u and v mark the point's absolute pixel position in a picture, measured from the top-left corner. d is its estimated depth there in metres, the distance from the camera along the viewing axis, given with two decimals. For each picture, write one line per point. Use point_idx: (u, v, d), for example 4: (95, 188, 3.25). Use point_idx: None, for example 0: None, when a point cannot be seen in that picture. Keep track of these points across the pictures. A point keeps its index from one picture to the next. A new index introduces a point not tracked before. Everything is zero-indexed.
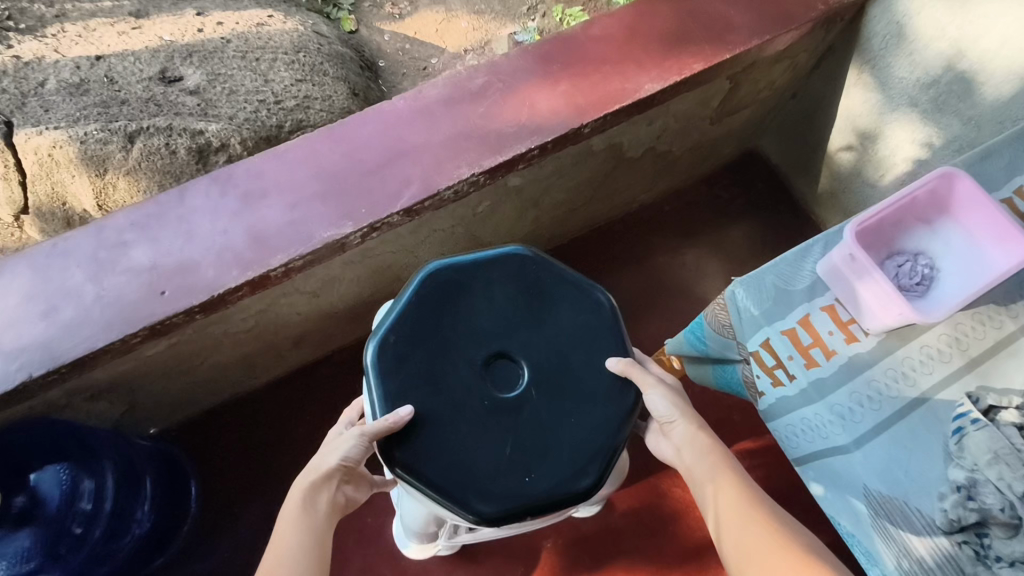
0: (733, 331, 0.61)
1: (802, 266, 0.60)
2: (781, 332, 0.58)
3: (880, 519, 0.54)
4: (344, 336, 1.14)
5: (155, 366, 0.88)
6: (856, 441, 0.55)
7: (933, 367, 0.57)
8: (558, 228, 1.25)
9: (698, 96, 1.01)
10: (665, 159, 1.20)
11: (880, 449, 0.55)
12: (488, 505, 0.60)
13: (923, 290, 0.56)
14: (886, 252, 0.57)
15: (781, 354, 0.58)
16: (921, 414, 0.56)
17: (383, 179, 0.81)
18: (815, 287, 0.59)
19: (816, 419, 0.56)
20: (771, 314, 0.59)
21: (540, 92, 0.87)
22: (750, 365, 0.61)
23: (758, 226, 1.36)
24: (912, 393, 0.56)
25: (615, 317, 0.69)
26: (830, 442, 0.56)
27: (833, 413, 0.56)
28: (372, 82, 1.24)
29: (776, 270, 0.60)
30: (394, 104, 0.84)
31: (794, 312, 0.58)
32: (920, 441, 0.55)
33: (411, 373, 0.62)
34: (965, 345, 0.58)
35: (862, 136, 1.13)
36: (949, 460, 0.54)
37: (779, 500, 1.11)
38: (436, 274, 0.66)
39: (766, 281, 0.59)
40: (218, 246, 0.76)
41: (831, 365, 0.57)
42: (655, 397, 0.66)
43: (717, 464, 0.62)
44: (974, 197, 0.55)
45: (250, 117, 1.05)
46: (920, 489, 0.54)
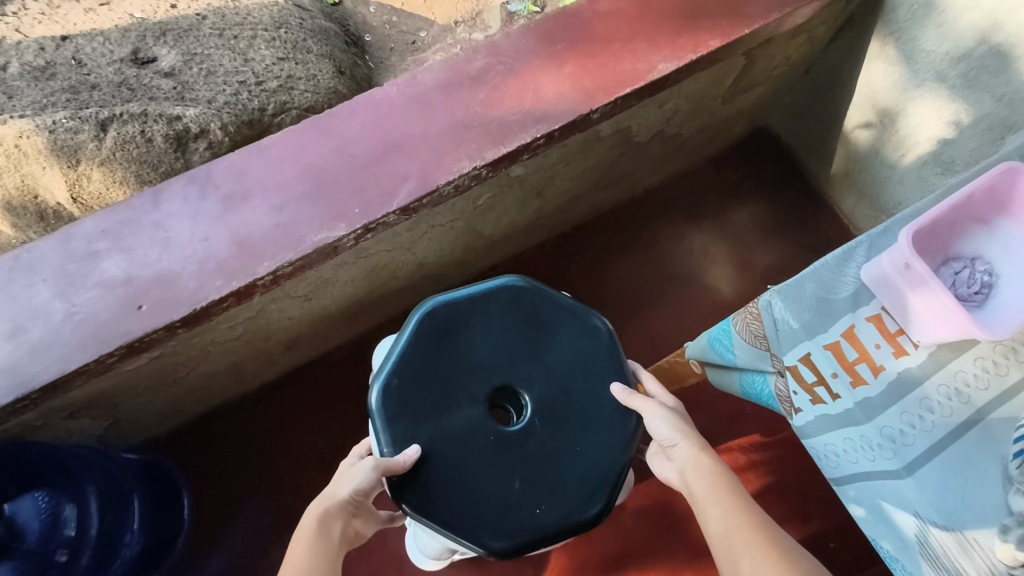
0: (768, 343, 0.57)
1: (845, 271, 0.54)
2: (825, 347, 0.54)
3: (932, 550, 0.50)
4: (338, 335, 1.08)
5: (139, 379, 0.82)
6: (908, 467, 0.51)
7: (989, 381, 0.51)
8: (561, 215, 1.18)
9: (712, 74, 0.95)
10: (674, 141, 1.13)
11: (934, 474, 0.50)
12: (502, 538, 0.63)
13: (983, 299, 0.50)
14: (941, 257, 0.52)
15: (825, 371, 0.54)
16: (978, 434, 0.51)
17: (377, 175, 0.74)
18: (860, 295, 0.54)
19: (863, 441, 0.52)
20: (813, 327, 0.54)
21: (545, 75, 0.80)
22: (787, 380, 0.56)
23: (769, 207, 1.30)
24: (967, 412, 0.51)
25: (611, 342, 0.71)
26: (879, 466, 0.52)
27: (882, 435, 0.52)
28: (358, 58, 1.13)
29: (817, 277, 0.55)
30: (387, 91, 0.77)
31: (837, 324, 0.54)
32: (977, 464, 0.50)
33: (420, 415, 0.64)
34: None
35: (883, 113, 1.07)
36: (1010, 485, 0.49)
37: (793, 495, 1.09)
38: (435, 313, 0.67)
39: (807, 289, 0.55)
40: (198, 254, 0.70)
41: (879, 383, 0.53)
42: (656, 421, 0.65)
43: (719, 486, 0.58)
44: None
45: (230, 100, 0.96)
46: (978, 518, 0.49)
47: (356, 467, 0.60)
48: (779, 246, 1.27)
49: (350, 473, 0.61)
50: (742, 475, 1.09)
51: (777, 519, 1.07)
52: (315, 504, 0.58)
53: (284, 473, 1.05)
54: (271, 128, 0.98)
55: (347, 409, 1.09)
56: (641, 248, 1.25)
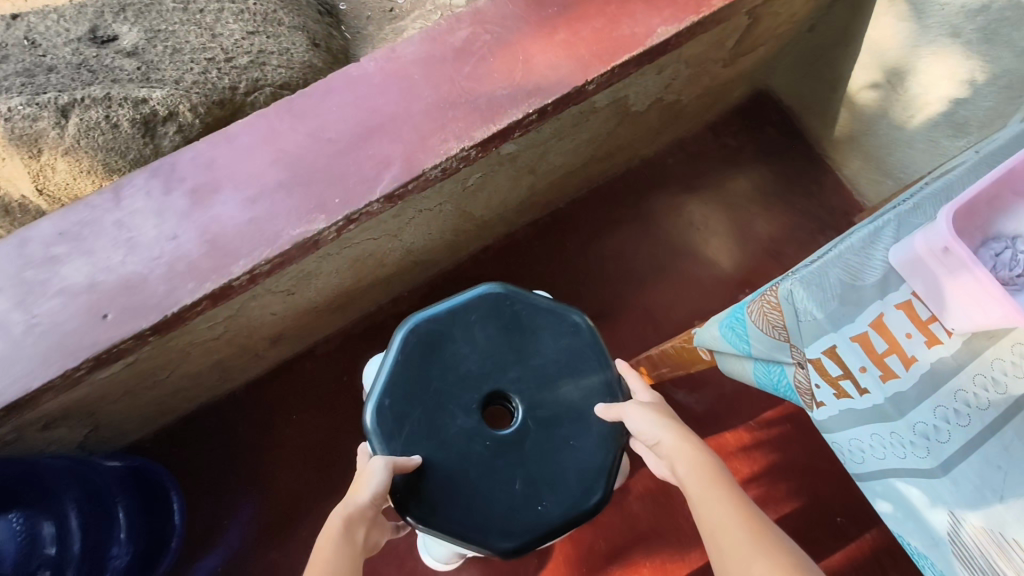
0: (787, 334, 0.53)
1: (872, 254, 0.50)
2: (851, 339, 0.50)
3: (965, 549, 0.46)
4: (327, 326, 1.04)
5: (115, 386, 0.77)
6: (942, 465, 0.47)
7: None
8: (554, 191, 1.13)
9: (714, 36, 0.88)
10: (671, 109, 1.08)
11: (970, 472, 0.46)
12: (508, 539, 0.60)
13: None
14: (980, 237, 0.47)
15: (852, 365, 0.50)
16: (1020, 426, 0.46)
17: (357, 160, 0.68)
18: (887, 281, 0.50)
19: (892, 439, 0.49)
20: (837, 318, 0.50)
21: (535, 43, 0.73)
22: (807, 373, 0.53)
23: (770, 174, 1.25)
24: (1006, 402, 0.46)
25: (594, 338, 0.67)
26: (909, 465, 0.48)
27: (915, 433, 0.48)
28: (333, 29, 1.06)
29: (842, 262, 0.51)
30: (364, 68, 0.71)
31: (865, 313, 0.50)
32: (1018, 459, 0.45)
33: (413, 431, 0.61)
34: None
35: (890, 72, 1.02)
36: None
37: (800, 471, 1.07)
38: (415, 327, 0.64)
39: (831, 276, 0.50)
40: (167, 255, 0.64)
41: (911, 376, 0.48)
42: (636, 418, 0.58)
43: (709, 477, 0.50)
44: None
45: (199, 80, 0.88)
46: (1020, 517, 0.44)
47: (370, 471, 0.54)
48: (782, 215, 1.22)
49: (363, 478, 0.55)
50: (746, 454, 1.07)
51: (785, 497, 1.05)
52: (335, 512, 0.51)
53: (277, 472, 1.01)
54: (244, 109, 0.90)
55: (339, 403, 1.05)
56: (639, 222, 1.20)
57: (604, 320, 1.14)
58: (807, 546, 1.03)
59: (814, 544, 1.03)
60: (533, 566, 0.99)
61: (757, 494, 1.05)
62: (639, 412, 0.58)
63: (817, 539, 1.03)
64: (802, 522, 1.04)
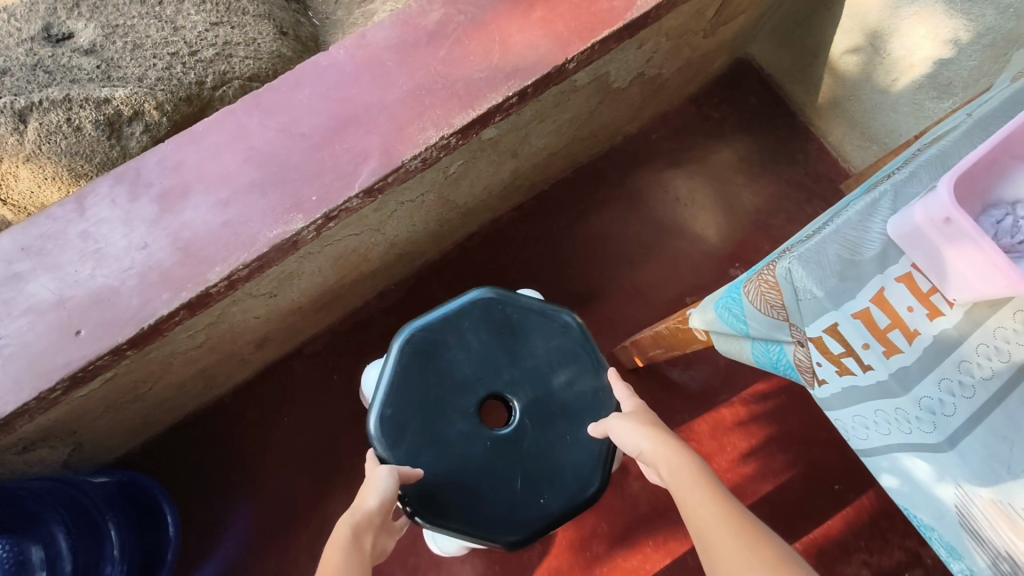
0: (787, 312, 0.51)
1: (870, 227, 0.49)
2: (853, 316, 0.48)
3: (972, 519, 0.45)
4: (313, 325, 1.01)
5: (96, 403, 0.75)
6: (949, 439, 0.46)
7: None
8: (537, 174, 1.10)
9: (694, 6, 0.86)
10: (652, 83, 1.05)
11: (977, 444, 0.45)
12: (511, 535, 0.59)
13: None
14: (980, 205, 0.46)
15: (855, 343, 0.48)
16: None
17: (332, 155, 0.65)
18: (887, 254, 0.48)
19: (899, 414, 0.47)
20: (838, 294, 0.48)
21: (512, 22, 0.70)
22: (808, 351, 0.51)
23: (756, 145, 1.23)
24: (1008, 370, 0.46)
25: (585, 335, 0.65)
26: (916, 439, 0.47)
27: (921, 408, 0.47)
28: (300, 15, 1.01)
29: (839, 237, 0.49)
30: (334, 57, 0.68)
31: (866, 289, 0.48)
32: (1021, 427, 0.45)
33: (413, 438, 0.59)
34: None
35: (872, 36, 1.00)
36: None
37: (797, 442, 1.07)
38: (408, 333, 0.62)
39: (829, 252, 0.49)
40: (138, 265, 0.62)
41: (914, 351, 0.47)
42: (621, 429, 0.55)
43: (696, 482, 0.46)
44: None
45: (163, 76, 0.84)
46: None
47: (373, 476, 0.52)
48: (769, 185, 1.21)
49: (369, 486, 0.52)
50: (743, 428, 1.07)
51: (784, 468, 1.06)
52: (341, 518, 0.47)
53: (271, 476, 0.99)
54: (213, 103, 0.86)
55: (330, 401, 1.02)
56: (625, 201, 1.19)
57: (595, 302, 1.13)
58: (806, 516, 1.04)
59: (814, 512, 1.04)
60: (537, 552, 0.99)
61: (755, 467, 1.05)
62: (623, 422, 0.55)
63: (817, 507, 1.04)
64: (801, 492, 1.05)
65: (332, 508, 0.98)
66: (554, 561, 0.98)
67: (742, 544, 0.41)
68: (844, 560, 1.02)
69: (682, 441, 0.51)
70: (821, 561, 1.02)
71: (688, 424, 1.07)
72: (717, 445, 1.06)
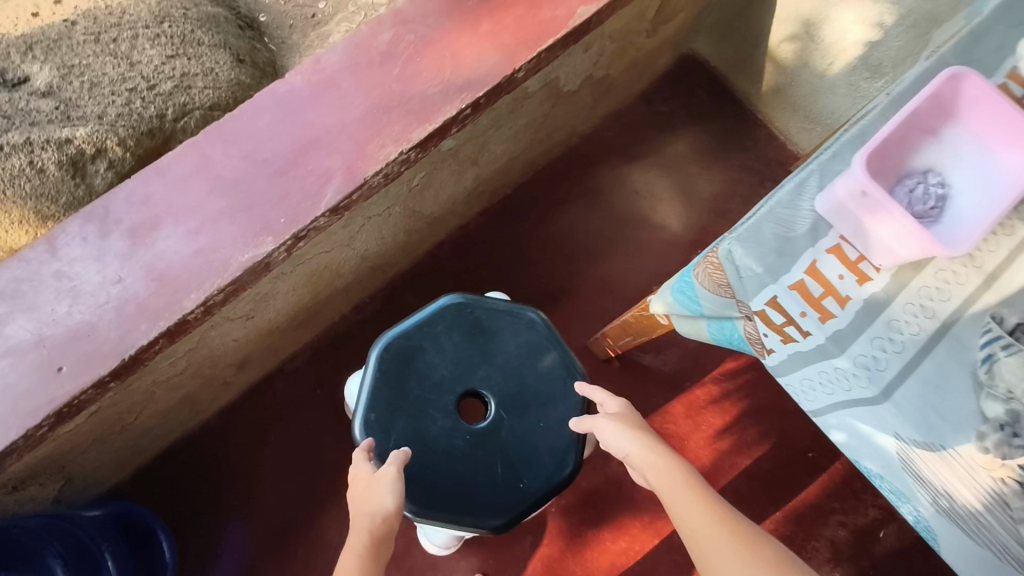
0: (733, 290, 0.55)
1: (799, 206, 0.52)
2: (789, 288, 0.52)
3: (913, 463, 0.50)
4: (291, 343, 1.03)
5: (82, 437, 0.76)
6: (884, 391, 0.50)
7: (950, 293, 0.50)
8: (499, 179, 1.14)
9: (634, 9, 0.90)
10: (602, 84, 1.10)
11: (911, 394, 0.50)
12: (496, 517, 0.62)
13: (939, 213, 0.50)
14: (894, 177, 0.51)
15: (792, 311, 0.52)
16: (946, 346, 0.50)
17: (297, 178, 0.68)
18: (817, 227, 0.52)
19: (838, 372, 0.52)
20: (775, 269, 0.52)
21: (460, 37, 0.74)
22: (755, 324, 0.55)
23: (707, 135, 1.28)
24: (934, 326, 0.50)
25: (551, 328, 0.68)
26: (855, 395, 0.51)
27: (856, 365, 0.51)
28: (256, 42, 1.04)
29: (773, 217, 0.52)
30: (290, 83, 0.71)
31: (800, 262, 0.52)
32: (949, 376, 0.49)
33: (398, 438, 0.62)
34: (978, 261, 0.51)
35: (806, 24, 1.05)
36: (981, 391, 0.49)
37: (770, 415, 1.11)
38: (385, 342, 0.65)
39: (764, 231, 0.52)
40: (113, 299, 0.64)
41: (848, 314, 0.51)
42: (603, 427, 0.57)
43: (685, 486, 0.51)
44: (981, 98, 0.49)
45: (124, 111, 0.86)
46: (956, 429, 0.49)
47: (382, 471, 0.53)
48: (722, 172, 1.26)
49: (379, 486, 0.53)
50: (717, 405, 1.12)
51: (759, 441, 1.10)
52: (361, 530, 0.50)
53: (263, 495, 1.01)
54: (176, 134, 0.88)
55: (315, 417, 1.04)
56: (587, 198, 1.23)
57: (566, 298, 1.17)
58: (783, 484, 1.09)
59: (791, 480, 1.09)
60: (529, 543, 1.02)
61: (730, 442, 1.10)
62: (605, 420, 0.58)
63: (793, 474, 1.09)
64: (777, 462, 1.10)
65: (326, 520, 1.00)
66: (546, 550, 1.02)
67: (737, 551, 0.46)
68: (822, 523, 1.07)
69: (666, 444, 0.54)
70: (800, 526, 1.07)
71: (665, 407, 1.11)
72: (693, 424, 1.11)
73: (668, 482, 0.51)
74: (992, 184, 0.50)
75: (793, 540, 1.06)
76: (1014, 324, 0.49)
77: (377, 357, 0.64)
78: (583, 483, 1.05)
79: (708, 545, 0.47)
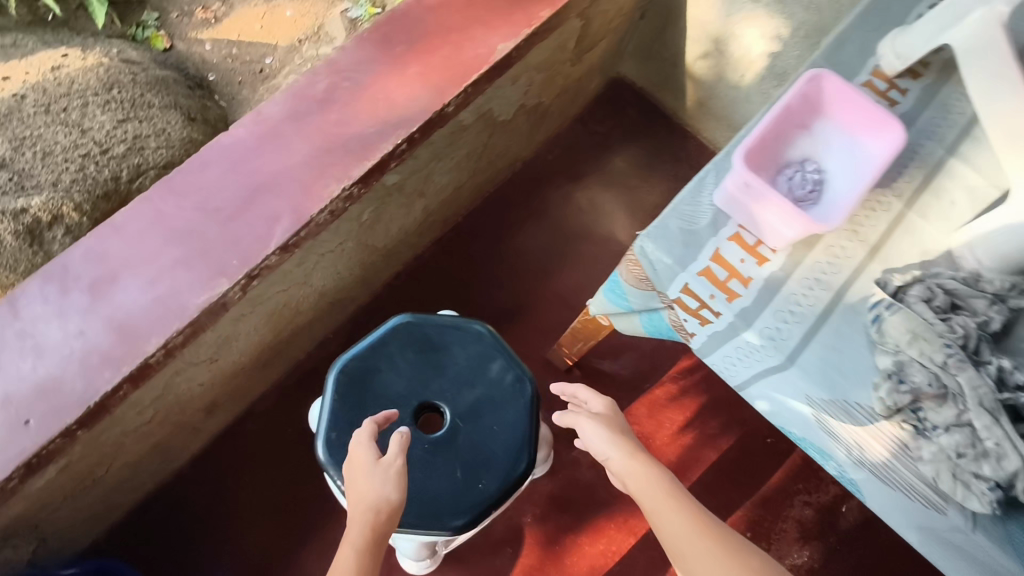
0: (652, 283, 0.61)
1: (700, 201, 0.59)
2: (698, 274, 0.58)
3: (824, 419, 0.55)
4: (259, 384, 1.06)
5: (55, 493, 0.78)
6: (790, 357, 0.56)
7: (840, 266, 0.58)
8: (449, 208, 1.19)
9: (554, 41, 0.98)
10: (535, 112, 1.17)
11: (813, 357, 0.55)
12: (458, 517, 0.66)
13: (818, 194, 0.59)
14: (778, 166, 0.60)
15: (703, 295, 0.58)
16: (840, 313, 0.57)
17: (247, 222, 0.72)
18: (717, 219, 0.59)
19: (750, 345, 0.57)
20: (684, 259, 0.58)
21: (391, 80, 0.80)
22: (676, 312, 0.61)
23: (642, 150, 1.36)
24: (829, 296, 0.57)
25: (497, 338, 0.75)
26: (766, 364, 0.57)
27: (764, 337, 0.56)
28: (206, 100, 1.08)
29: (678, 213, 0.59)
30: (235, 134, 0.76)
31: (704, 250, 0.58)
32: (844, 338, 0.56)
33: None
34: (863, 235, 0.59)
35: (716, 42, 1.14)
36: (874, 348, 0.55)
37: (728, 407, 1.17)
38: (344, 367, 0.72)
39: (671, 226, 0.59)
40: (77, 351, 0.66)
41: (751, 292, 0.57)
42: (586, 430, 0.64)
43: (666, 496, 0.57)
44: (843, 94, 0.58)
45: (78, 177, 0.90)
46: (855, 384, 0.54)
47: (385, 462, 0.59)
48: (660, 183, 1.33)
49: (379, 475, 0.58)
50: (677, 403, 1.17)
51: (720, 432, 1.16)
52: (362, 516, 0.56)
53: (243, 537, 1.02)
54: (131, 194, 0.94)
55: (289, 454, 1.06)
56: (536, 219, 1.29)
57: (524, 315, 1.22)
58: (747, 471, 1.14)
59: (754, 467, 1.14)
60: (510, 555, 1.05)
61: (693, 436, 1.15)
62: (588, 423, 0.64)
63: (755, 461, 1.14)
64: (739, 451, 1.15)
65: (307, 556, 1.02)
66: (527, 560, 1.05)
67: (715, 552, 0.53)
68: (787, 504, 1.12)
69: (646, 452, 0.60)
70: (767, 509, 1.12)
71: (628, 410, 1.16)
72: (656, 423, 1.15)
73: (647, 487, 0.58)
74: (862, 167, 0.59)
75: (763, 524, 1.11)
76: (896, 286, 0.56)
77: (336, 380, 0.71)
78: (557, 491, 1.08)
79: (690, 551, 0.54)
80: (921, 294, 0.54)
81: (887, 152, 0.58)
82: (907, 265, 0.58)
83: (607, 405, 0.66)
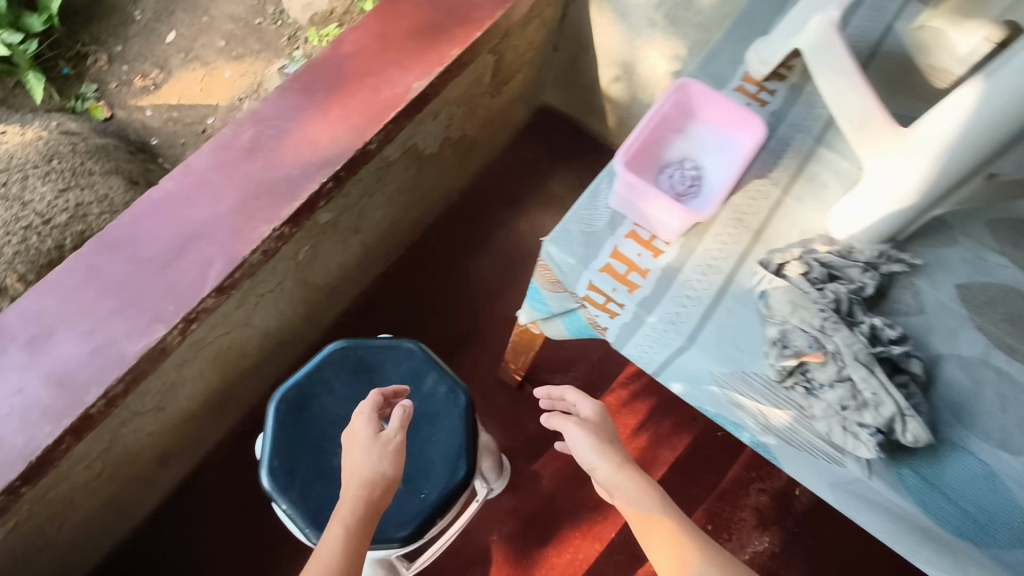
0: (562, 284, 0.67)
1: (597, 206, 0.67)
2: (600, 271, 0.63)
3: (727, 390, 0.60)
4: (213, 431, 1.06)
5: (6, 558, 0.78)
6: (689, 338, 0.61)
7: (727, 251, 0.65)
8: (390, 242, 1.24)
9: (470, 75, 1.04)
10: (464, 145, 1.23)
11: (708, 336, 0.61)
12: (402, 526, 0.77)
13: (695, 185, 0.69)
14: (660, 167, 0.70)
15: (607, 290, 0.63)
16: (732, 293, 0.63)
17: (181, 269, 0.75)
18: (615, 219, 0.66)
19: (655, 330, 0.62)
20: (586, 259, 0.64)
21: (313, 123, 0.84)
22: (586, 309, 0.66)
23: (574, 171, 1.43)
24: (720, 280, 0.63)
25: (426, 356, 0.87)
26: (670, 347, 0.61)
27: (665, 322, 0.62)
28: (149, 163, 1.12)
29: (578, 218, 0.66)
30: (165, 187, 0.79)
31: (604, 249, 0.64)
32: (735, 316, 0.62)
33: (305, 474, 0.79)
34: (747, 221, 0.67)
35: (625, 65, 1.22)
36: (764, 321, 0.61)
37: (676, 405, 1.21)
38: (286, 396, 0.82)
39: (573, 232, 0.65)
40: (17, 408, 0.68)
41: (650, 282, 0.63)
42: (574, 437, 0.68)
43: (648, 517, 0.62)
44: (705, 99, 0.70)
45: (20, 247, 0.92)
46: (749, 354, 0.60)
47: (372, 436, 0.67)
48: None
49: (366, 446, 0.67)
50: (629, 407, 1.21)
51: (673, 432, 1.20)
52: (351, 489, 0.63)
53: None
54: None
55: (250, 500, 1.07)
56: (477, 245, 1.34)
57: (474, 338, 1.25)
58: (703, 466, 1.18)
59: (707, 461, 1.18)
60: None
61: (647, 438, 1.19)
62: (578, 430, 0.68)
63: (708, 455, 1.18)
64: (692, 447, 1.19)
65: None
66: None
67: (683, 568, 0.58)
68: (743, 493, 1.16)
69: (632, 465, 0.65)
70: (725, 501, 1.15)
71: None
72: None
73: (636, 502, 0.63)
74: (730, 160, 0.70)
75: (722, 516, 1.15)
76: (777, 264, 0.62)
77: (279, 408, 0.81)
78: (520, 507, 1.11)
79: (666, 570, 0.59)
80: (799, 271, 0.61)
81: (751, 144, 0.69)
82: (786, 244, 0.66)
83: (597, 412, 0.70)
